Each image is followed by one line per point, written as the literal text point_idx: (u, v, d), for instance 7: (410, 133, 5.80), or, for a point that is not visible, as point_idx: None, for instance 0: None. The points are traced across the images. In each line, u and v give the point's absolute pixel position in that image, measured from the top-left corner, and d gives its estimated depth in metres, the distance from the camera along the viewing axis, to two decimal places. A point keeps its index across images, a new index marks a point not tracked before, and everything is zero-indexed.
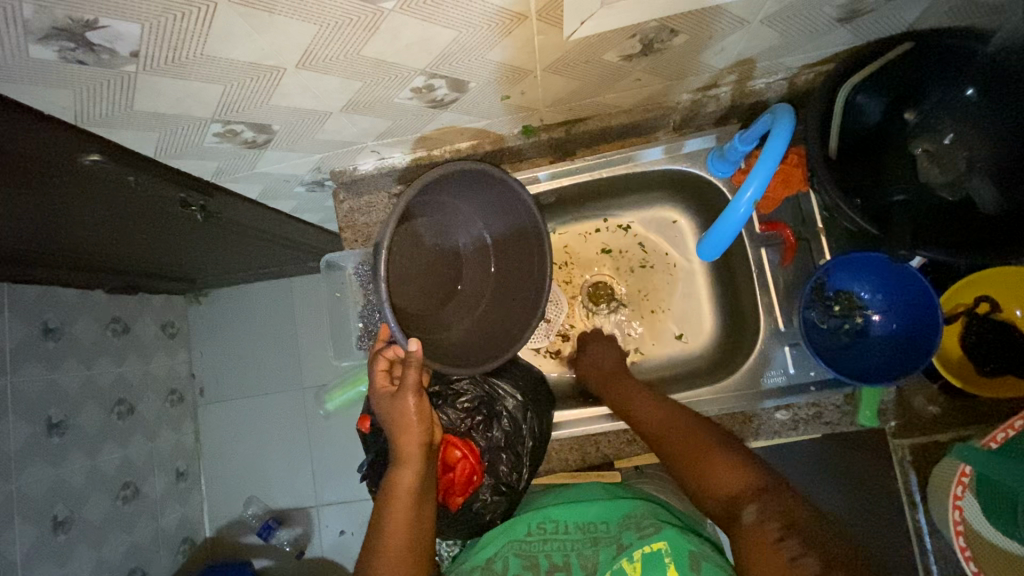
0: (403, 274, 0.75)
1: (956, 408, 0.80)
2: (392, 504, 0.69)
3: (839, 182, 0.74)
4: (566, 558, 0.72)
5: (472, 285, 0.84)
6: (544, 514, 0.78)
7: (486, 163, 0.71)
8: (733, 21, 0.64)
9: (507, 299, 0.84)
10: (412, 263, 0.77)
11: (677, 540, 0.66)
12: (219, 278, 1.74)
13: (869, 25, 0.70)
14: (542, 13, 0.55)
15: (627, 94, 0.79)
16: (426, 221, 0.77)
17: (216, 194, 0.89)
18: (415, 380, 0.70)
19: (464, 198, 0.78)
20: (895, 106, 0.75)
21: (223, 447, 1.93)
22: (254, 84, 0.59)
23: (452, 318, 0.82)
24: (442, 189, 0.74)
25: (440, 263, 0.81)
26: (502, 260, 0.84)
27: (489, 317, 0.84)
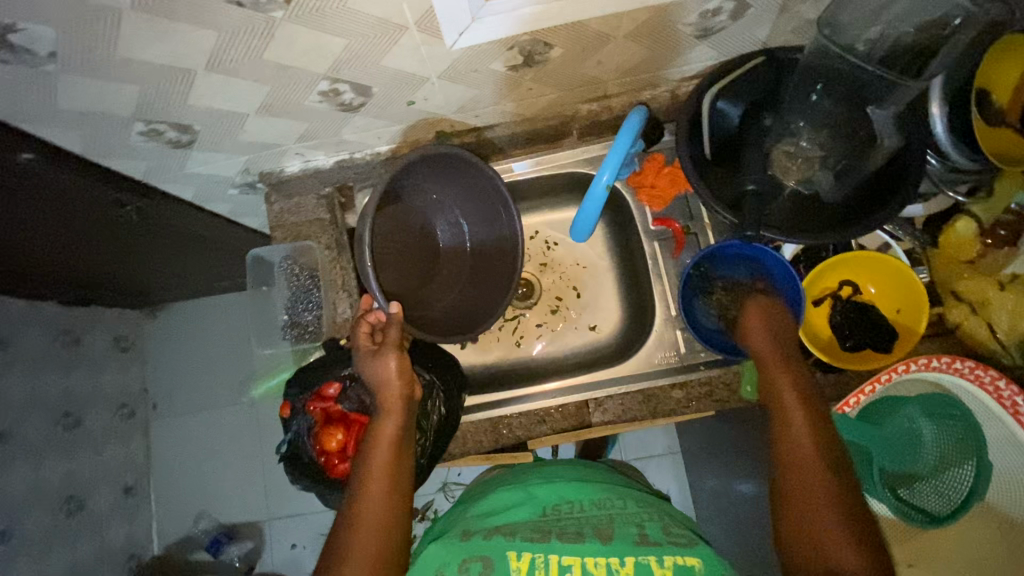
0: (383, 254, 0.88)
1: (830, 384, 0.87)
2: (374, 449, 0.74)
3: (709, 178, 0.82)
4: (580, 527, 0.71)
5: (452, 266, 0.97)
6: (562, 495, 0.78)
7: (456, 148, 0.85)
8: (600, 36, 0.73)
9: (484, 277, 0.96)
10: (390, 241, 0.89)
11: (712, 560, 0.65)
12: (173, 290, 1.77)
13: (724, 41, 0.80)
14: (420, 24, 0.64)
15: (526, 103, 0.88)
16: (405, 206, 0.90)
17: (150, 195, 0.95)
18: (396, 337, 0.80)
19: (433, 184, 0.91)
20: (753, 111, 0.84)
21: (174, 461, 1.92)
22: (169, 85, 0.66)
23: (434, 296, 0.95)
24: (417, 174, 0.87)
25: (421, 243, 0.94)
26: (478, 241, 0.96)
27: (463, 297, 0.96)
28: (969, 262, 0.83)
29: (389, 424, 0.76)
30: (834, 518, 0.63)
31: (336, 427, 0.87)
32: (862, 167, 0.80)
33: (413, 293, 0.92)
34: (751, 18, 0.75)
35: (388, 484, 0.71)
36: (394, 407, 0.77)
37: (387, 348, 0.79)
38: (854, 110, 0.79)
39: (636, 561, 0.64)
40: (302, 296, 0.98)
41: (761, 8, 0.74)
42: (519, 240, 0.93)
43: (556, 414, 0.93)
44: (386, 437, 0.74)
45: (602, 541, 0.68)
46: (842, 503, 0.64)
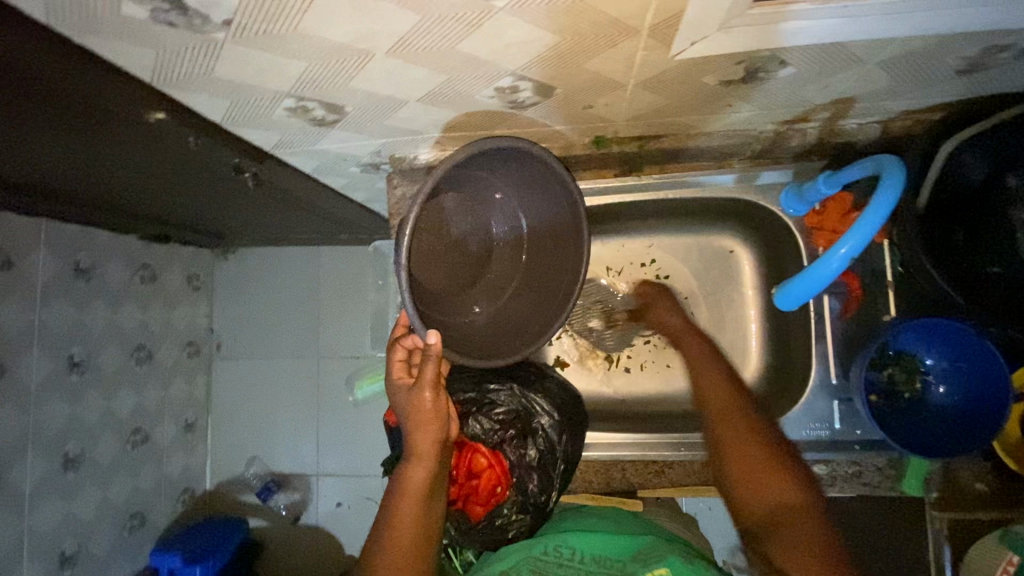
0: (430, 252, 0.69)
1: (1006, 489, 0.76)
2: (401, 497, 0.69)
3: (930, 244, 0.70)
4: None
5: (501, 269, 0.79)
6: (567, 540, 0.74)
7: (523, 137, 0.64)
8: (847, 59, 0.60)
9: (535, 290, 0.79)
10: (439, 239, 0.70)
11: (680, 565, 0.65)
12: (250, 238, 1.73)
13: (988, 80, 0.65)
14: (654, 29, 0.52)
15: (712, 118, 0.75)
16: (456, 195, 0.71)
17: (270, 163, 0.86)
18: (432, 376, 0.67)
19: (492, 171, 0.71)
20: (1001, 171, 0.69)
21: (232, 404, 1.94)
22: (339, 65, 0.56)
23: (477, 302, 0.77)
24: (478, 160, 0.67)
25: (471, 242, 0.75)
26: (535, 243, 0.79)
27: (517, 306, 0.79)
28: None
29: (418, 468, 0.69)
30: (775, 490, 0.67)
31: None
32: None
33: (455, 298, 0.74)
34: None
35: (414, 532, 0.69)
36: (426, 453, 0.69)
37: (423, 385, 0.67)
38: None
39: None
40: None
41: None
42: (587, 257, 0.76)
43: (676, 467, 0.85)
44: (415, 489, 0.68)
45: None
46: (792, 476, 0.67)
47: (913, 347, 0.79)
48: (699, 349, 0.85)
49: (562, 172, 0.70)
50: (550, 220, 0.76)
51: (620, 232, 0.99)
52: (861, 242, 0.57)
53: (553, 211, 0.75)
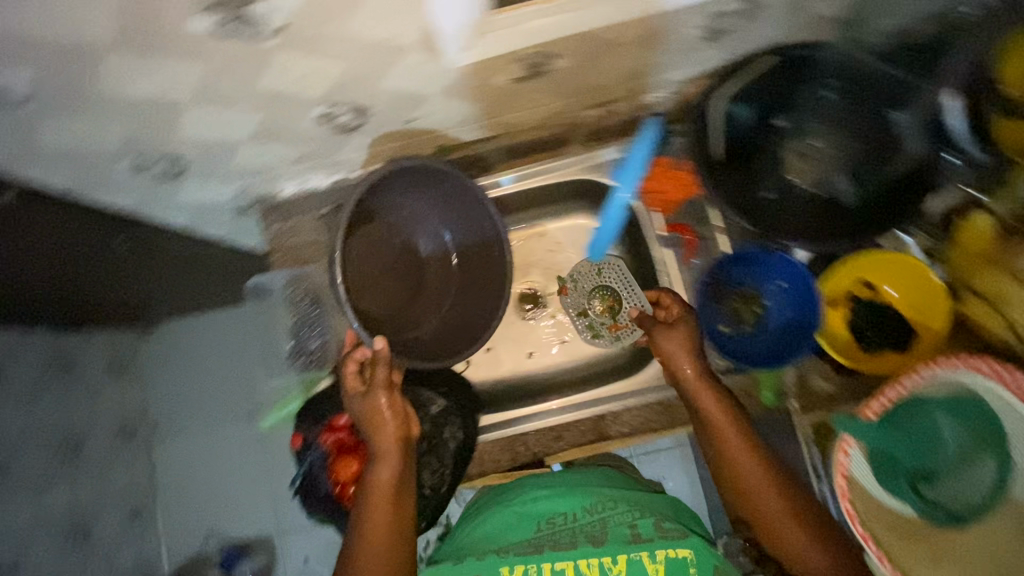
0: (366, 273, 0.88)
1: (845, 384, 0.87)
2: (371, 502, 0.69)
3: (724, 184, 0.80)
4: (574, 539, 0.77)
5: (437, 278, 0.94)
6: (557, 506, 0.82)
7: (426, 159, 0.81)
8: (607, 43, 0.70)
9: (471, 289, 0.93)
10: (371, 265, 0.89)
11: (701, 548, 0.73)
12: None
13: (734, 42, 0.77)
14: (422, 44, 0.60)
15: (529, 112, 0.84)
16: (375, 223, 0.88)
17: (141, 224, 0.90)
18: (383, 376, 0.73)
19: (409, 197, 0.88)
20: (765, 114, 0.82)
21: None
22: (158, 119, 0.62)
23: (422, 314, 0.93)
24: (392, 187, 0.84)
25: (408, 264, 0.93)
26: (464, 253, 0.94)
27: (457, 310, 0.93)
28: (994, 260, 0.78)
29: (383, 468, 0.70)
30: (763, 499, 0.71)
31: (351, 456, 0.85)
32: (885, 171, 0.78)
33: (400, 314, 0.91)
34: (762, 18, 0.72)
35: (387, 536, 0.67)
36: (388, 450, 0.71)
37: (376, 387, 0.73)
38: (874, 108, 0.79)
39: (628, 559, 0.72)
40: (305, 321, 0.95)
41: (773, 7, 0.71)
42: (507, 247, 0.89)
43: (572, 430, 0.93)
44: (384, 489, 0.69)
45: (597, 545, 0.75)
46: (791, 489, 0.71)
47: (743, 275, 0.91)
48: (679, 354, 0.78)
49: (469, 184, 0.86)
50: (470, 233, 0.91)
51: None
52: None
53: (467, 220, 0.91)
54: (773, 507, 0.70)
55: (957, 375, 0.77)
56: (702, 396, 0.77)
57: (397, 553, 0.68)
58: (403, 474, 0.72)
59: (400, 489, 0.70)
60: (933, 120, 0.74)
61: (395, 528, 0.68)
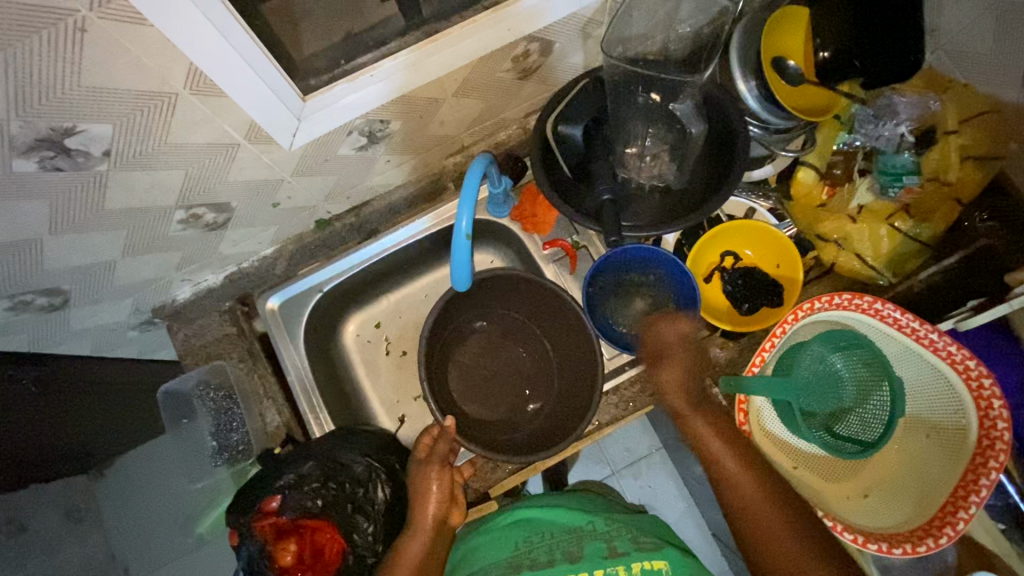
0: (464, 386, 1.04)
1: (747, 345, 0.89)
2: (397, 572, 0.76)
3: (574, 196, 0.86)
4: (551, 555, 0.80)
5: (539, 367, 1.04)
6: (537, 528, 0.85)
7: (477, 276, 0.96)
8: (430, 100, 0.79)
9: (567, 373, 1.00)
10: (474, 374, 1.05)
11: (676, 560, 0.77)
12: None
13: (546, 74, 0.88)
14: (250, 137, 0.67)
15: (390, 172, 0.92)
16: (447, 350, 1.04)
17: (44, 361, 0.92)
18: (445, 453, 0.85)
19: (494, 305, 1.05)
20: (592, 127, 0.90)
21: None
22: (20, 257, 0.66)
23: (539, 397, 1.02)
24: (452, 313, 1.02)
25: (508, 360, 1.06)
26: (552, 343, 1.03)
27: (569, 377, 0.99)
28: (822, 206, 0.91)
29: (415, 544, 0.78)
30: (769, 522, 0.68)
31: (289, 537, 0.85)
32: (695, 149, 0.89)
33: (514, 412, 1.03)
34: (558, 50, 0.83)
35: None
36: (424, 528, 0.79)
37: (434, 463, 0.84)
38: (664, 105, 0.90)
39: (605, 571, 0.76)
40: (227, 418, 0.98)
41: (563, 40, 0.82)
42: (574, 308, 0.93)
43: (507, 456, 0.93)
44: (411, 563, 0.76)
45: (574, 561, 0.79)
46: (762, 475, 0.72)
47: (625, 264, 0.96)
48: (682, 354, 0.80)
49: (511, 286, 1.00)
50: (550, 322, 1.00)
51: None
52: (471, 214, 0.72)
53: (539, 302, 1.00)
54: (751, 493, 0.71)
55: (845, 318, 0.86)
56: (692, 419, 0.78)
57: None
58: (429, 556, 0.78)
59: (424, 566, 0.77)
60: (702, 102, 0.87)
61: None
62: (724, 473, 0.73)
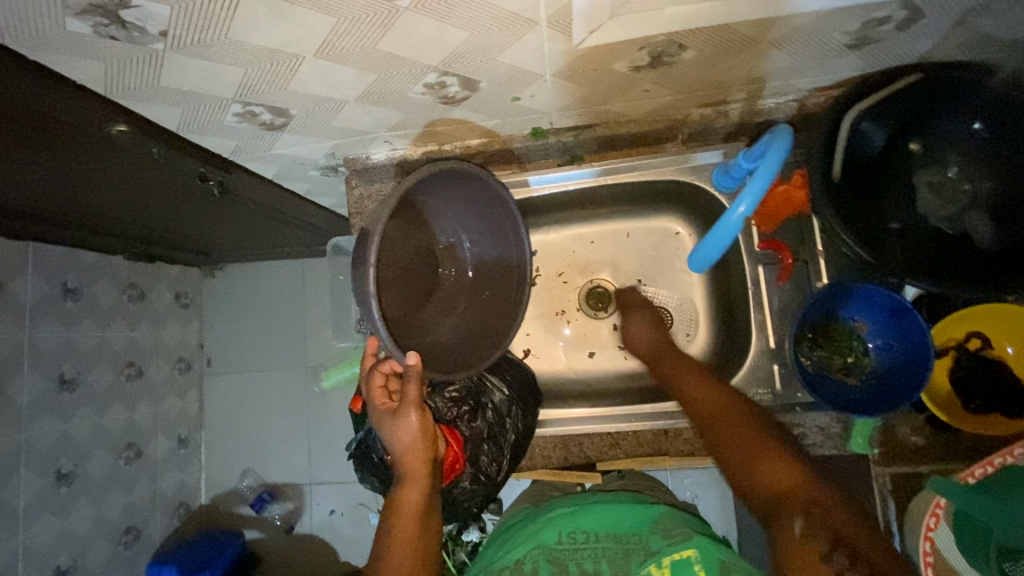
0: (387, 278, 0.74)
1: (939, 440, 0.81)
2: (399, 525, 0.70)
3: (841, 205, 0.74)
4: (596, 565, 0.73)
5: (452, 284, 0.86)
6: (580, 522, 0.79)
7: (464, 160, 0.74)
8: (743, 40, 0.65)
9: (449, 307, 0.85)
10: (401, 267, 0.77)
11: (708, 548, 0.69)
12: (240, 264, 1.71)
13: (878, 53, 0.70)
14: (552, 19, 0.57)
15: (636, 104, 0.80)
16: (405, 225, 0.77)
17: (233, 170, 0.91)
18: (415, 395, 0.73)
19: (444, 202, 0.80)
20: (899, 135, 0.76)
21: (218, 427, 1.72)
22: (274, 69, 0.62)
23: (436, 318, 0.84)
24: (429, 194, 0.77)
25: (420, 265, 0.81)
26: (450, 276, 0.86)
27: (470, 317, 0.86)
28: None
29: (413, 491, 0.72)
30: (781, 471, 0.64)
31: None
32: None
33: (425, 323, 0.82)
34: (918, 29, 0.65)
35: (414, 556, 0.69)
36: (418, 476, 0.72)
37: (408, 407, 0.73)
38: None
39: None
40: None
41: (936, 19, 0.64)
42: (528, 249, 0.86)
43: (630, 440, 0.89)
44: (410, 511, 0.71)
45: None
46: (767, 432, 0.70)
47: (852, 312, 0.84)
48: (673, 355, 0.87)
49: (501, 189, 0.80)
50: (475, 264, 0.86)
51: (571, 222, 1.03)
52: (755, 200, 0.65)
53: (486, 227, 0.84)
54: (758, 448, 0.67)
55: None
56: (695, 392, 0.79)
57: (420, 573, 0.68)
58: (430, 497, 0.73)
59: (426, 510, 0.72)
60: None
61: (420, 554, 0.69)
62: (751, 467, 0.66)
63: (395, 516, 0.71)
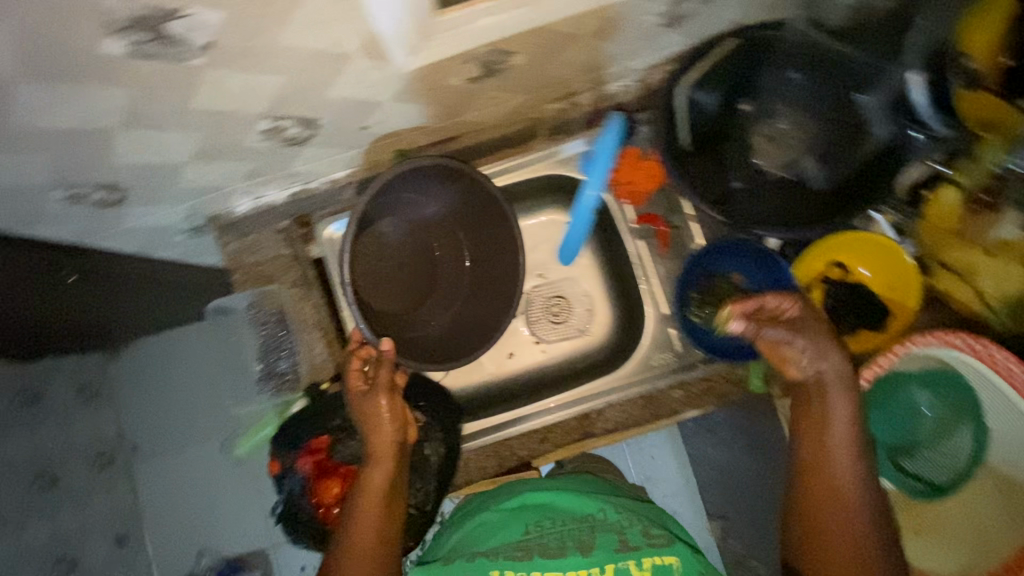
0: (361, 282, 0.86)
1: (824, 364, 0.87)
2: (361, 505, 0.66)
3: (694, 174, 0.79)
4: (563, 541, 0.71)
5: (449, 279, 0.92)
6: (545, 511, 0.76)
7: (437, 157, 0.77)
8: (563, 37, 0.67)
9: (447, 301, 0.92)
10: (384, 266, 0.88)
11: (688, 558, 0.69)
12: None
13: (693, 27, 0.75)
14: (365, 51, 0.57)
15: (489, 110, 0.82)
16: (393, 218, 0.86)
17: (88, 252, 0.84)
18: (386, 377, 0.71)
19: (423, 197, 0.85)
20: (730, 98, 0.81)
21: None
22: (86, 149, 0.58)
23: (433, 314, 0.91)
24: (407, 188, 0.82)
25: (421, 262, 0.91)
26: (451, 268, 0.92)
27: (466, 307, 0.91)
28: (957, 233, 0.80)
29: (378, 472, 0.68)
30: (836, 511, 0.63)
31: (332, 478, 0.84)
32: (858, 154, 0.77)
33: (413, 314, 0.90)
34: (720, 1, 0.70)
35: (374, 538, 0.65)
36: (385, 456, 0.68)
37: (377, 388, 0.70)
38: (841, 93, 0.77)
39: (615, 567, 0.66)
40: (274, 344, 0.92)
41: None
42: (513, 221, 0.83)
43: (557, 431, 0.91)
44: (374, 493, 0.67)
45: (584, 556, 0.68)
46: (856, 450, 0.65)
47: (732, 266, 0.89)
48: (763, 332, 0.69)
49: (483, 179, 0.81)
50: (477, 240, 0.89)
51: None
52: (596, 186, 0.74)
53: (472, 209, 0.86)
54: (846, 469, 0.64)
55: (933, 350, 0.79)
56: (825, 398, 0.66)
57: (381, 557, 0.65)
58: (395, 481, 0.69)
59: (391, 493, 0.68)
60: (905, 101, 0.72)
61: (381, 537, 0.65)
62: (810, 482, 0.65)
63: (360, 497, 0.67)
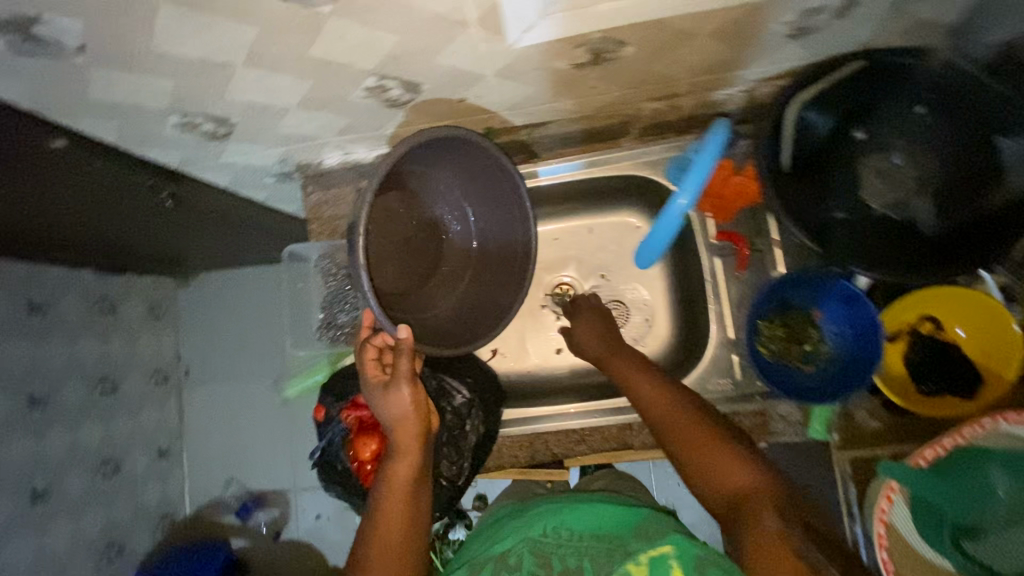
0: (377, 252, 0.76)
1: (893, 423, 0.82)
2: (388, 498, 0.68)
3: (792, 197, 0.74)
4: (578, 558, 0.66)
5: (456, 260, 0.85)
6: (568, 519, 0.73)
7: (462, 130, 0.70)
8: (679, 34, 0.65)
9: (455, 281, 0.85)
10: (392, 240, 0.78)
11: (684, 547, 0.61)
12: None
13: (818, 43, 0.70)
14: (482, 21, 0.57)
15: (586, 101, 0.80)
16: (404, 193, 0.78)
17: (185, 181, 0.89)
18: (408, 368, 0.68)
19: (441, 170, 0.78)
20: (844, 124, 0.76)
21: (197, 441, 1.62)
22: (206, 80, 0.61)
23: (437, 294, 0.84)
24: (425, 160, 0.75)
25: (425, 238, 0.82)
26: (455, 250, 0.85)
27: (473, 292, 0.85)
28: None
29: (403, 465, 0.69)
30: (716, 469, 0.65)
31: (370, 436, 0.84)
32: (979, 204, 0.70)
33: (424, 289, 0.83)
34: (854, 18, 0.65)
35: (404, 531, 0.67)
36: (411, 448, 0.69)
37: (399, 379, 0.68)
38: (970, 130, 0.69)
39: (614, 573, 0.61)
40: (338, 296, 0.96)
41: (871, 6, 0.63)
42: (531, 223, 0.80)
43: (596, 435, 0.89)
44: (400, 486, 0.68)
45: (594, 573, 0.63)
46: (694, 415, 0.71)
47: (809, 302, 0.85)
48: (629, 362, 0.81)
49: (508, 166, 0.76)
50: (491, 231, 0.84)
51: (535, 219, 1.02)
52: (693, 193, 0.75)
53: (492, 196, 0.81)
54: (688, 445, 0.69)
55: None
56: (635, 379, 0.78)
57: (412, 547, 0.67)
58: (419, 472, 0.70)
59: (416, 484, 0.69)
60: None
61: (410, 531, 0.67)
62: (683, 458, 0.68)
63: (385, 491, 0.68)
